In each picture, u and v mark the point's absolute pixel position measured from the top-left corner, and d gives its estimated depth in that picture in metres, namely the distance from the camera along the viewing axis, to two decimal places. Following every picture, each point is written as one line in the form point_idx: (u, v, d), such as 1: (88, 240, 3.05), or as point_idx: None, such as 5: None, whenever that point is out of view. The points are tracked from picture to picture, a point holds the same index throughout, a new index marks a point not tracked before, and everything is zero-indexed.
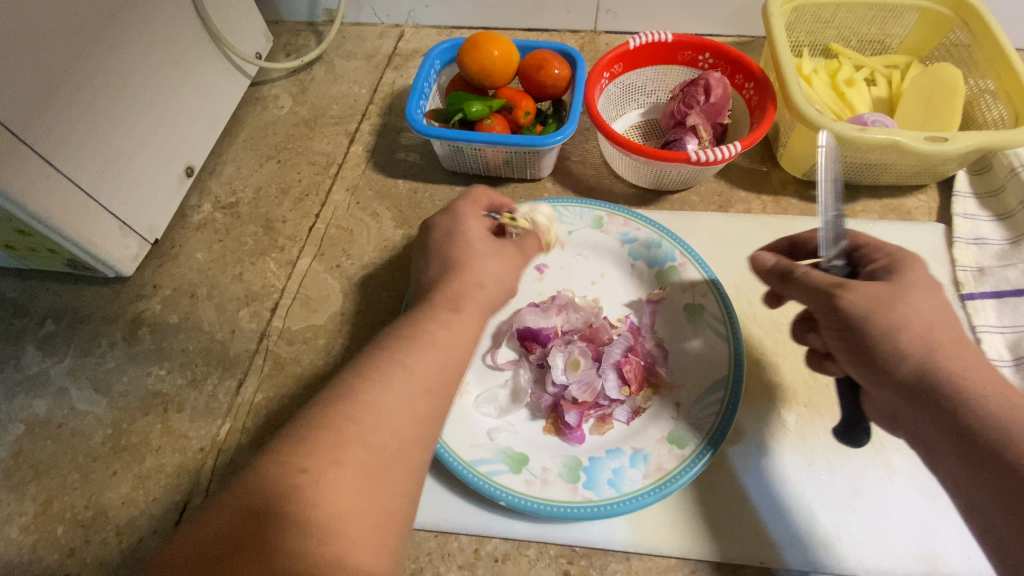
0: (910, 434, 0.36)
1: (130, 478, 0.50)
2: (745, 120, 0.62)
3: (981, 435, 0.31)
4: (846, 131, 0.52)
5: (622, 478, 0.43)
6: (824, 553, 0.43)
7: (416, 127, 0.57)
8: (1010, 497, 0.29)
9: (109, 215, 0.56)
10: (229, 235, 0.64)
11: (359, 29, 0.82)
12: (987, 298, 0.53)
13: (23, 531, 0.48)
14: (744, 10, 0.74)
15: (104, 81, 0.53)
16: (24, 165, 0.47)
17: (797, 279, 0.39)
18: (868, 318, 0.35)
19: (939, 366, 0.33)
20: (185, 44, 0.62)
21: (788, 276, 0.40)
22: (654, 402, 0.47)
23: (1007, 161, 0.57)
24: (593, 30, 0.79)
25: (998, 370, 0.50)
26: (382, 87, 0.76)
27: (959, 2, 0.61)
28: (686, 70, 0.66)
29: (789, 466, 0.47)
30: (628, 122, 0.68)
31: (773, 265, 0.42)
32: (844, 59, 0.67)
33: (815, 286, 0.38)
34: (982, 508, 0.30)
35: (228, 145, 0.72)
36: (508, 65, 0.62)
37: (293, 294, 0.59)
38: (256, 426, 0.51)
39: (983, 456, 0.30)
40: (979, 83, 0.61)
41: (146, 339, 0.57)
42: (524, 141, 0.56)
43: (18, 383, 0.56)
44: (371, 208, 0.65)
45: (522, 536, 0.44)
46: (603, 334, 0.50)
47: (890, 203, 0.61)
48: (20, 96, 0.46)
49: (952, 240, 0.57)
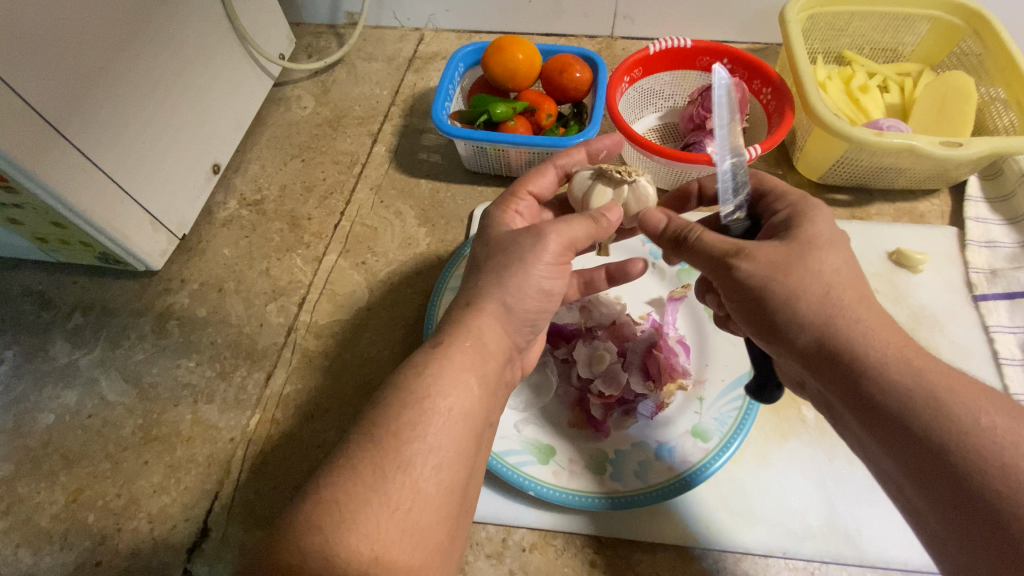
0: (820, 401, 0.36)
1: (162, 467, 0.51)
2: (762, 124, 0.63)
3: (877, 400, 0.30)
4: (864, 135, 0.53)
5: (648, 470, 0.45)
6: (844, 544, 0.44)
7: (443, 127, 0.59)
8: (912, 463, 0.29)
9: (142, 210, 0.57)
10: (255, 231, 0.65)
11: (380, 32, 0.84)
12: (999, 299, 0.54)
13: (55, 518, 0.49)
14: (759, 17, 0.75)
15: (140, 78, 0.54)
16: (65, 159, 0.48)
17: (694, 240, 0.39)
18: (766, 285, 0.34)
19: (837, 332, 0.32)
20: (216, 44, 0.63)
21: (683, 242, 0.39)
22: (678, 397, 0.48)
23: (1018, 167, 0.59)
24: (610, 35, 0.81)
25: (1011, 369, 0.51)
26: (404, 89, 0.77)
27: (970, 13, 0.63)
28: (703, 75, 0.67)
29: (809, 461, 0.48)
30: (646, 126, 0.69)
31: (665, 228, 0.41)
32: (857, 66, 0.69)
33: (709, 252, 0.37)
34: (894, 475, 0.31)
35: (252, 143, 0.73)
36: (531, 68, 0.64)
37: (320, 290, 0.60)
38: (286, 417, 0.52)
39: (881, 423, 0.30)
40: (989, 90, 0.63)
41: (174, 332, 0.58)
42: (547, 142, 0.58)
43: (47, 374, 0.57)
44: (394, 206, 0.66)
45: (549, 526, 0.45)
46: (627, 330, 0.51)
47: (903, 206, 0.62)
48: (64, 92, 0.47)
49: (964, 243, 0.58)
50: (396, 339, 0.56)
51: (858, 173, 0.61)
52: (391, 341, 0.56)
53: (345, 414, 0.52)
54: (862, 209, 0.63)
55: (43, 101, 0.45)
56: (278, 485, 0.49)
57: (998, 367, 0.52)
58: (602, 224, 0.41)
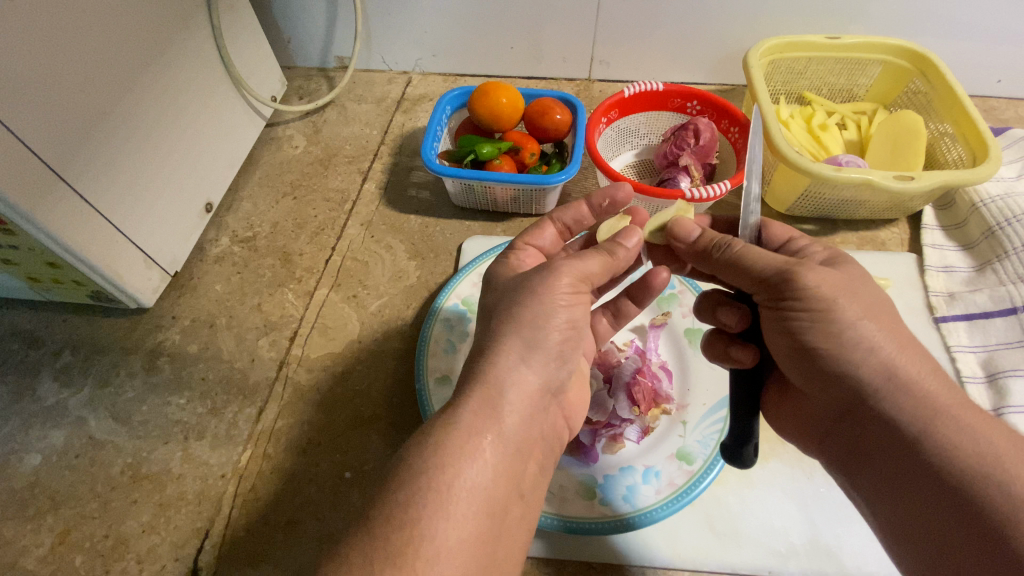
0: (845, 442, 0.38)
1: (152, 506, 0.51)
2: (732, 160, 0.68)
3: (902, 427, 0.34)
4: (825, 171, 0.57)
5: (637, 494, 0.46)
6: (825, 561, 0.45)
7: (431, 167, 0.61)
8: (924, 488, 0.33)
9: (136, 249, 0.58)
10: (247, 267, 0.66)
11: (369, 75, 0.87)
12: (958, 320, 0.58)
13: (39, 562, 0.48)
14: (725, 61, 0.81)
15: (136, 121, 0.56)
16: (62, 201, 0.49)
17: (734, 250, 0.40)
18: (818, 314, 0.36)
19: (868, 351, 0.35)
20: (210, 88, 0.66)
21: (725, 250, 0.40)
22: (662, 422, 0.50)
23: (969, 198, 0.63)
24: (587, 78, 0.86)
25: (973, 386, 0.54)
26: (393, 129, 0.80)
27: (917, 57, 0.69)
28: (675, 115, 0.72)
29: (790, 481, 0.50)
30: (623, 162, 0.73)
31: (701, 242, 0.42)
32: (817, 106, 0.74)
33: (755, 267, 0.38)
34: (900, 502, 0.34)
35: (245, 182, 0.75)
36: (515, 111, 0.67)
37: (311, 324, 0.61)
38: (279, 452, 0.53)
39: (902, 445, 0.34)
40: (938, 127, 0.68)
41: (165, 368, 0.59)
42: (532, 180, 0.61)
43: (33, 414, 0.57)
44: (385, 241, 0.68)
45: (540, 554, 0.46)
46: (612, 357, 0.53)
47: (866, 235, 0.66)
48: (62, 138, 0.49)
49: (923, 268, 0.62)
50: (386, 370, 0.58)
51: (821, 204, 0.65)
52: (383, 372, 0.57)
53: (337, 447, 0.53)
54: (828, 238, 0.66)
55: (42, 144, 0.47)
56: (271, 521, 0.49)
57: (962, 384, 0.54)
58: (618, 256, 0.42)
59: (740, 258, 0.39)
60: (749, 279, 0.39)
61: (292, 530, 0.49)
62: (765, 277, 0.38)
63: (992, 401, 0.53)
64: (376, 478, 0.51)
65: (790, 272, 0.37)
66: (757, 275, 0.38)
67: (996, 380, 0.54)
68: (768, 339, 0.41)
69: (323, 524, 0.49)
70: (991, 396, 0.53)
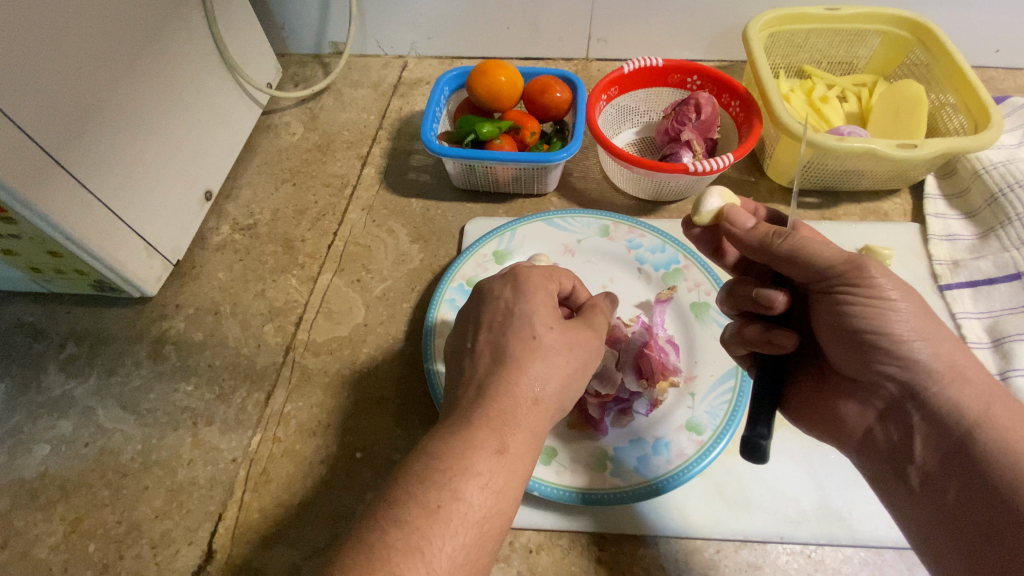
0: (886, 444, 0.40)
1: (163, 491, 0.51)
2: (733, 134, 0.67)
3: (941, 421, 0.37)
4: (828, 142, 0.57)
5: (648, 465, 0.46)
6: (836, 526, 0.46)
7: (432, 148, 0.61)
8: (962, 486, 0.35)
9: (137, 237, 0.58)
10: (249, 254, 0.66)
11: (364, 60, 0.86)
12: (962, 288, 0.58)
13: (53, 550, 0.48)
14: (723, 37, 0.80)
15: (134, 108, 0.56)
16: (62, 188, 0.49)
17: (792, 239, 0.40)
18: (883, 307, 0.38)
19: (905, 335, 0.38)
20: (207, 74, 0.65)
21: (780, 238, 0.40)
22: (670, 395, 0.50)
23: (971, 165, 0.63)
24: (585, 57, 0.85)
25: (977, 352, 0.54)
26: (390, 113, 0.80)
27: (917, 26, 0.68)
28: (675, 91, 0.71)
29: (801, 451, 0.50)
30: (624, 140, 0.73)
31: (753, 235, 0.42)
32: (817, 79, 0.74)
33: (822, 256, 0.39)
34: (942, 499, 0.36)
35: (243, 170, 0.74)
36: (514, 90, 0.67)
37: (316, 309, 0.61)
38: (288, 435, 0.53)
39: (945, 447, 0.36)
40: (939, 96, 0.67)
41: (171, 356, 0.59)
42: (533, 158, 0.60)
43: (40, 405, 0.56)
44: (386, 225, 0.68)
45: (552, 527, 0.46)
46: (619, 332, 0.53)
47: (868, 207, 0.66)
48: (60, 125, 0.48)
49: (927, 238, 0.62)
50: (393, 352, 0.58)
51: (825, 174, 0.64)
52: (389, 355, 0.57)
53: (346, 428, 0.53)
54: (831, 211, 0.66)
55: (40, 131, 0.46)
56: (282, 503, 0.49)
57: (967, 351, 0.55)
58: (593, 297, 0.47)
59: (802, 246, 0.40)
60: (812, 265, 0.40)
61: (304, 511, 0.49)
62: (834, 263, 0.39)
63: (999, 366, 0.53)
64: (386, 458, 0.51)
65: (857, 260, 0.38)
66: (821, 267, 0.39)
67: (1001, 346, 0.54)
68: (825, 333, 0.42)
69: (336, 504, 0.49)
70: (996, 362, 0.53)
